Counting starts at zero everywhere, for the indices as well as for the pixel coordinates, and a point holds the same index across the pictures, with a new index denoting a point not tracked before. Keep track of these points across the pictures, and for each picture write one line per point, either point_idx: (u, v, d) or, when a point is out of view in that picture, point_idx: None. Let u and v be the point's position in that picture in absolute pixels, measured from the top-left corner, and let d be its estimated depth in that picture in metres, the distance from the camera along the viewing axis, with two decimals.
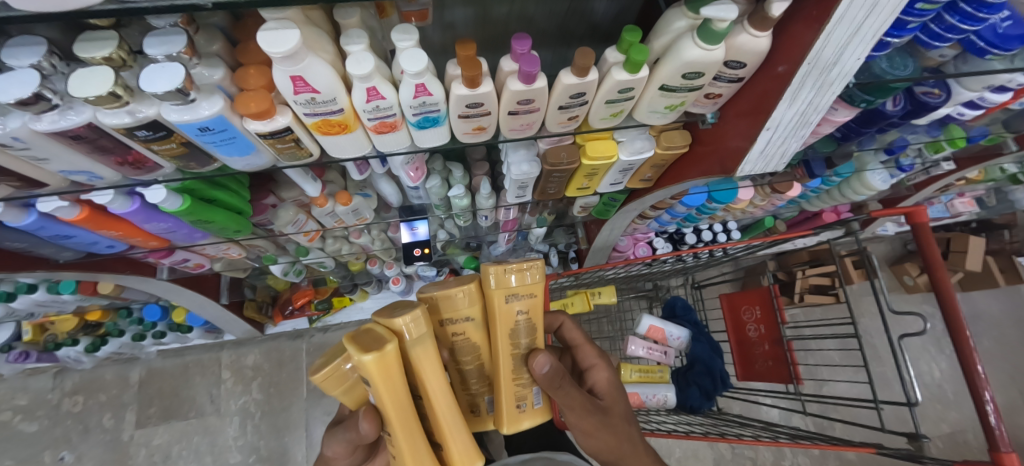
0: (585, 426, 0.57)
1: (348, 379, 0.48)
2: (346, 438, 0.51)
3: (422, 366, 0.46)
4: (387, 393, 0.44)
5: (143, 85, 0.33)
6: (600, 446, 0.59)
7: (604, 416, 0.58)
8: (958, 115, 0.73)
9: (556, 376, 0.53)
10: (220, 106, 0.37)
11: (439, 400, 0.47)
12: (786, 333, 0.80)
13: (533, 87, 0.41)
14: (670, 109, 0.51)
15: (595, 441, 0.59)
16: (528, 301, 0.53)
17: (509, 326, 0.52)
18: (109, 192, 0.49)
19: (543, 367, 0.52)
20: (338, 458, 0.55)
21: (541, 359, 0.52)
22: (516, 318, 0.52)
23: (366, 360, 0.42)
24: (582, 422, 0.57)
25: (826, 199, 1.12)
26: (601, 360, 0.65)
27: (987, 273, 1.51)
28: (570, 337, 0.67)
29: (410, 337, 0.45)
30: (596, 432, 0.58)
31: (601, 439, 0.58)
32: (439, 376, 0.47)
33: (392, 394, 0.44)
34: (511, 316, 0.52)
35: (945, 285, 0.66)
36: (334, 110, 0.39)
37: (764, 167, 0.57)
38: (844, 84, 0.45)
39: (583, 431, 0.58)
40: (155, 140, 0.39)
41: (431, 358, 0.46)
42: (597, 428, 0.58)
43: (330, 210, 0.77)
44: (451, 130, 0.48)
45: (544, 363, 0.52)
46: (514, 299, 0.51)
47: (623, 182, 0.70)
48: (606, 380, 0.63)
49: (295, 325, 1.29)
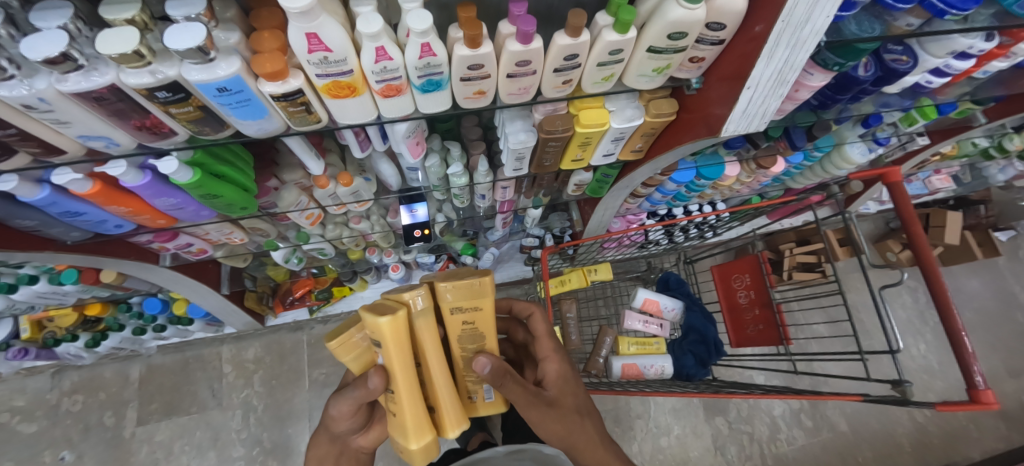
0: (533, 417, 0.58)
1: (357, 346, 0.50)
2: (354, 396, 0.51)
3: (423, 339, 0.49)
4: (396, 357, 0.47)
5: (167, 43, 0.35)
6: (553, 435, 0.60)
7: (550, 409, 0.59)
8: (926, 84, 0.78)
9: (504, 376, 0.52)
10: (237, 66, 0.39)
11: (434, 372, 0.50)
12: (774, 295, 0.84)
13: (530, 47, 0.44)
14: (658, 72, 0.54)
15: (547, 430, 0.59)
16: (473, 313, 0.53)
17: (463, 330, 0.53)
18: (121, 162, 0.51)
19: (483, 369, 0.51)
20: (339, 421, 0.56)
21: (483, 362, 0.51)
22: (464, 326, 0.53)
23: (380, 323, 0.45)
24: (528, 415, 0.58)
25: (810, 176, 1.18)
26: (554, 353, 0.64)
27: (966, 247, 1.57)
28: (535, 329, 0.66)
29: (414, 312, 0.48)
30: (547, 423, 0.59)
31: (550, 428, 0.59)
32: (437, 350, 0.50)
33: (400, 356, 0.47)
34: (458, 325, 0.52)
35: (919, 237, 0.70)
36: (344, 71, 0.42)
37: (747, 126, 0.60)
38: (816, 42, 0.48)
39: (531, 421, 0.58)
40: (173, 103, 0.41)
41: (431, 332, 0.49)
42: (548, 419, 0.59)
43: (332, 191, 0.79)
44: (453, 95, 0.51)
45: (484, 364, 0.51)
46: (458, 311, 0.52)
47: (615, 153, 0.73)
48: (557, 371, 0.63)
49: (296, 316, 1.29)
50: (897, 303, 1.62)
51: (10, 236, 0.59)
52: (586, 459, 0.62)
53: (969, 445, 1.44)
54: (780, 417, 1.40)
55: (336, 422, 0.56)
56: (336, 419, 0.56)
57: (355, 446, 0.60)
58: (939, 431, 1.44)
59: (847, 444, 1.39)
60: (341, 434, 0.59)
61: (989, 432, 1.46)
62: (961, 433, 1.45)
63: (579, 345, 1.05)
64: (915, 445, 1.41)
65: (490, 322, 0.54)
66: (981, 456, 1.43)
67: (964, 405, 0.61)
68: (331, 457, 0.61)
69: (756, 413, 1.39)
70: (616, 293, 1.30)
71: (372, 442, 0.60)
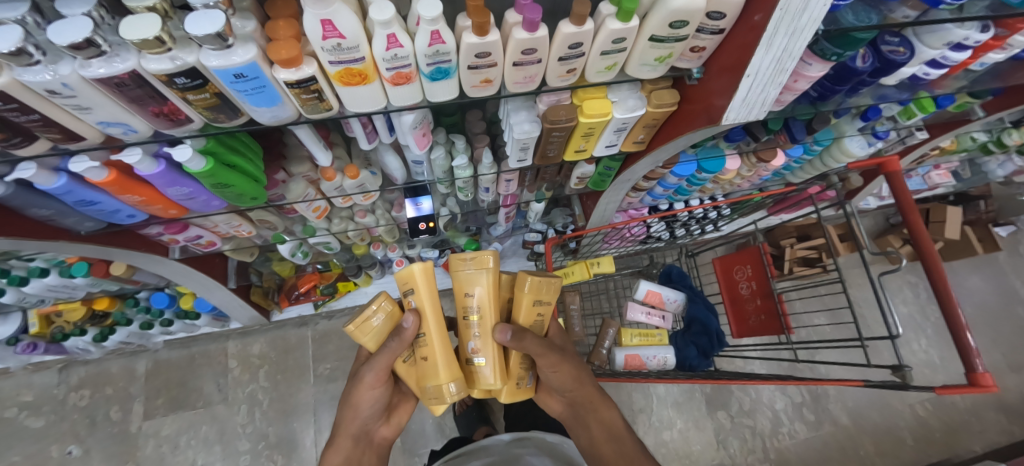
0: (548, 363, 0.60)
1: (371, 326, 0.57)
2: (391, 350, 0.55)
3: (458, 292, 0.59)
4: (428, 302, 0.57)
5: (187, 29, 0.37)
6: (560, 381, 0.62)
7: (561, 353, 0.62)
8: (924, 76, 0.79)
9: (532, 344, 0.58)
10: (253, 53, 0.40)
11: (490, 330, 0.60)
12: (776, 286, 0.85)
13: (536, 35, 0.46)
14: (660, 61, 0.55)
15: (557, 375, 0.61)
16: (547, 306, 0.62)
17: (535, 322, 0.61)
18: (137, 150, 0.53)
19: (504, 336, 0.57)
20: (369, 391, 0.59)
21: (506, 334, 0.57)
22: (538, 317, 0.61)
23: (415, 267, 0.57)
24: (546, 361, 0.59)
25: (810, 170, 1.19)
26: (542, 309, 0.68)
27: (966, 242, 1.58)
28: None
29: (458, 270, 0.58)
30: (560, 367, 0.61)
31: (559, 374, 0.61)
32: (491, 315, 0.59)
33: (429, 300, 0.57)
34: (534, 314, 0.61)
35: (917, 224, 0.71)
36: (357, 58, 0.43)
37: (747, 115, 0.61)
38: (814, 30, 0.49)
39: (549, 367, 0.60)
40: (191, 89, 0.43)
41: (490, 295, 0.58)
42: (561, 362, 0.61)
43: (338, 183, 0.80)
44: (460, 83, 0.52)
45: (505, 331, 0.57)
46: (540, 303, 0.60)
47: (618, 145, 0.75)
48: (553, 324, 0.67)
49: (301, 311, 1.30)
50: (898, 298, 1.63)
51: (26, 226, 0.60)
52: (595, 414, 0.64)
53: (971, 439, 1.44)
54: (782, 411, 1.41)
55: (365, 392, 0.59)
56: (365, 388, 0.58)
57: (378, 438, 0.64)
58: (940, 424, 1.44)
59: (849, 437, 1.40)
60: (367, 423, 0.61)
61: (990, 425, 1.46)
62: (962, 426, 1.45)
63: (582, 338, 1.07)
64: (917, 438, 1.42)
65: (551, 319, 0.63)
66: (983, 450, 1.43)
67: (964, 389, 0.62)
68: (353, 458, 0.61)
69: (758, 407, 1.40)
70: (618, 288, 1.30)
71: (393, 432, 0.65)
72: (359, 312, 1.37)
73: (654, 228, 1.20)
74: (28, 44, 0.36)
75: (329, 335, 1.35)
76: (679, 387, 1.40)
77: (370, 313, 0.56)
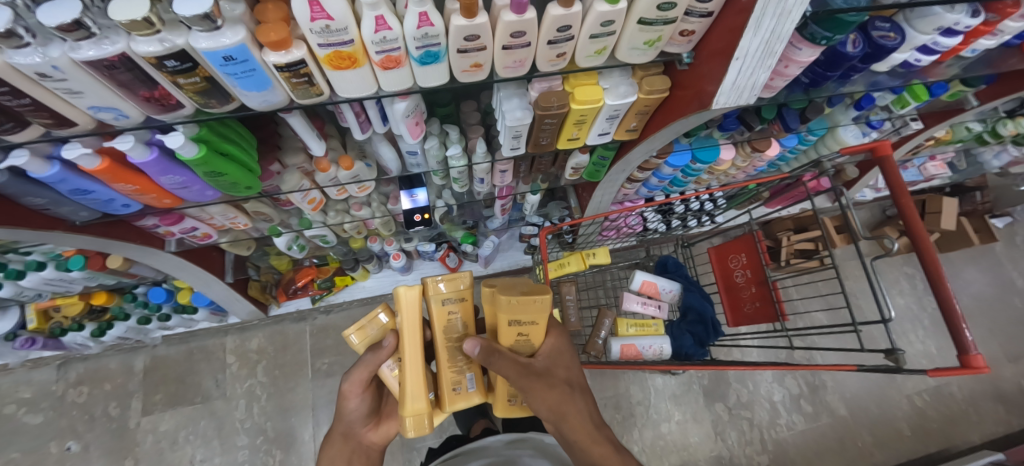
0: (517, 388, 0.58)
1: (367, 333, 0.61)
2: (367, 363, 0.58)
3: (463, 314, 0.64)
4: (408, 324, 0.58)
5: (176, 9, 0.37)
6: (539, 407, 0.59)
7: (542, 379, 0.59)
8: (915, 62, 0.79)
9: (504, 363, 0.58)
10: (242, 35, 0.41)
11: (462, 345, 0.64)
12: (770, 274, 0.85)
13: (524, 17, 0.46)
14: (649, 45, 0.55)
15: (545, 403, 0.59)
16: (532, 327, 0.61)
17: (515, 342, 0.61)
18: (129, 136, 0.53)
19: (472, 349, 0.58)
20: (348, 400, 0.61)
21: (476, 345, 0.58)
22: (518, 337, 0.61)
23: (400, 289, 0.57)
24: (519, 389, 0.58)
25: (804, 160, 1.20)
26: (552, 327, 0.66)
27: (962, 233, 1.58)
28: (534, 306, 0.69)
29: (428, 294, 0.61)
30: (538, 391, 0.58)
31: (549, 400, 0.59)
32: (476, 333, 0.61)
33: (409, 325, 0.58)
34: (513, 335, 0.60)
35: (910, 208, 0.71)
36: (345, 41, 0.43)
37: (737, 99, 0.61)
38: (802, 11, 0.49)
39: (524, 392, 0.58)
40: (181, 72, 0.43)
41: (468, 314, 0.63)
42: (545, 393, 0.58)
43: (333, 175, 0.80)
44: (450, 67, 0.52)
45: (474, 344, 0.58)
46: (516, 323, 0.60)
47: (611, 133, 0.75)
48: (551, 345, 0.64)
49: (298, 305, 1.30)
50: (895, 289, 1.63)
51: (21, 215, 0.61)
52: (583, 453, 0.58)
53: (969, 429, 1.44)
54: (779, 402, 1.41)
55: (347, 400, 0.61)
56: (345, 397, 0.60)
57: (368, 443, 0.61)
58: (938, 415, 1.45)
59: (846, 428, 1.40)
60: (352, 425, 0.61)
61: (988, 415, 1.47)
62: (960, 417, 1.45)
63: (578, 329, 1.07)
64: (915, 429, 1.42)
65: (542, 338, 0.62)
66: (981, 440, 1.43)
67: (957, 370, 0.62)
68: (343, 458, 0.59)
69: (756, 399, 1.40)
70: (614, 281, 1.31)
71: (383, 439, 0.62)
72: (356, 306, 1.37)
73: (650, 220, 1.19)
74: (18, 26, 0.36)
75: (327, 329, 1.35)
76: (678, 380, 1.40)
77: (365, 322, 0.61)
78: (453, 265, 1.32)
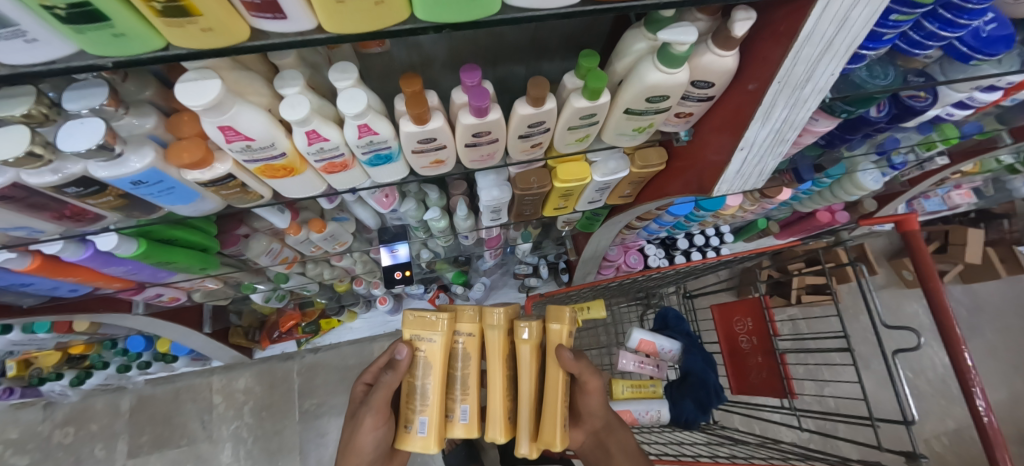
0: (591, 385, 0.67)
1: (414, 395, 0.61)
2: (388, 381, 0.61)
3: (495, 350, 0.65)
4: (472, 344, 0.64)
5: (61, 144, 0.32)
6: (594, 403, 0.68)
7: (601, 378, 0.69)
8: (947, 115, 0.71)
9: (582, 364, 0.64)
10: (151, 159, 0.35)
11: (493, 379, 0.65)
12: (778, 344, 0.79)
13: (485, 120, 0.39)
14: (639, 131, 0.48)
15: (588, 401, 0.68)
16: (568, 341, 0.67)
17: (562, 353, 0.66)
18: (57, 242, 0.48)
19: (567, 354, 0.63)
20: (369, 433, 0.62)
21: (566, 353, 0.63)
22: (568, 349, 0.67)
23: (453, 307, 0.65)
24: (593, 382, 0.66)
25: (818, 200, 1.11)
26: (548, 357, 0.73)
27: (987, 265, 1.47)
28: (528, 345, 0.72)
29: (491, 325, 0.65)
30: (594, 392, 0.67)
31: (596, 399, 0.68)
32: (533, 352, 0.65)
33: (472, 347, 0.64)
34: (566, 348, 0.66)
35: (939, 296, 0.63)
36: (275, 155, 0.37)
37: (742, 185, 0.55)
38: (818, 100, 0.43)
39: (590, 389, 0.67)
40: (89, 195, 0.37)
41: (499, 347, 0.65)
42: (597, 385, 0.67)
43: (304, 238, 0.75)
44: (409, 164, 0.46)
45: (569, 351, 0.63)
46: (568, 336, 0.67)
47: (602, 200, 0.68)
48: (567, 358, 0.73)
49: (283, 348, 1.26)
50: None
51: None
52: (615, 440, 0.68)
53: None
54: None
55: (365, 435, 0.62)
56: (366, 430, 0.62)
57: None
58: (957, 461, 1.36)
59: None
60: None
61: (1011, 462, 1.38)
62: None
63: None
64: None
65: None
66: None
67: None
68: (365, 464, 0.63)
69: None
70: (615, 323, 1.21)
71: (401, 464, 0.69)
72: (344, 345, 1.32)
73: (651, 255, 1.19)
74: None
75: (315, 369, 1.30)
76: None
77: (419, 375, 0.61)
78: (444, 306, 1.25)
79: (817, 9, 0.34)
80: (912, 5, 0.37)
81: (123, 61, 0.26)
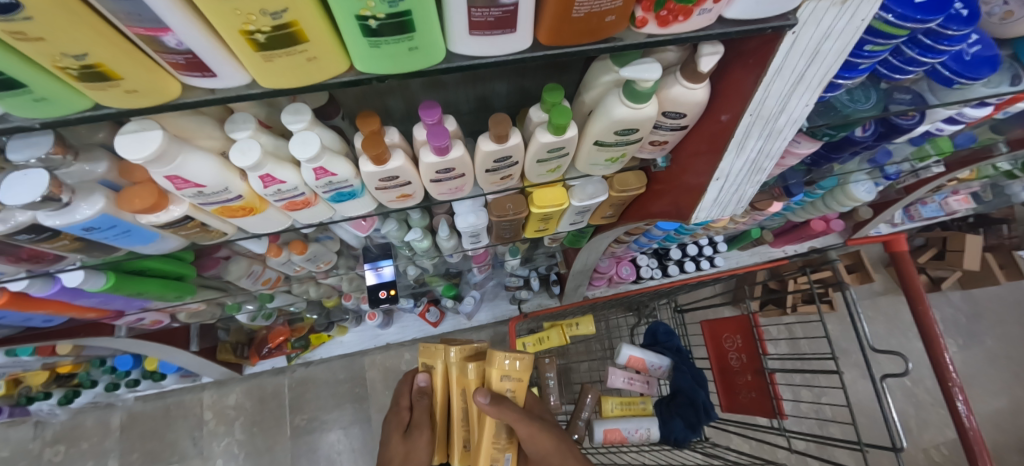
0: (525, 433, 0.58)
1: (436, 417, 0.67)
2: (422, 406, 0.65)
3: (456, 381, 0.64)
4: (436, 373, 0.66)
5: (3, 198, 0.31)
6: (540, 450, 0.59)
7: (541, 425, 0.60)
8: (937, 130, 0.69)
9: (506, 413, 0.57)
10: (102, 205, 0.35)
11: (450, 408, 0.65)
12: (767, 363, 0.77)
13: (448, 158, 0.38)
14: (613, 160, 0.47)
15: (532, 450, 0.60)
16: (516, 383, 0.61)
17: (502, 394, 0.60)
18: (23, 279, 0.47)
19: (482, 401, 0.57)
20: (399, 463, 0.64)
21: (484, 400, 0.57)
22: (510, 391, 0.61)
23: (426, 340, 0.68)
24: (525, 430, 0.58)
25: (812, 210, 1.10)
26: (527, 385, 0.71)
27: (985, 271, 1.45)
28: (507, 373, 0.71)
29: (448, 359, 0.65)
30: (538, 438, 0.59)
31: (539, 447, 0.59)
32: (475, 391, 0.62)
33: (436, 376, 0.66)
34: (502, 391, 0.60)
35: (920, 300, 0.67)
36: (231, 198, 0.36)
37: (721, 212, 0.54)
38: (794, 130, 0.42)
39: (528, 437, 0.59)
40: (43, 240, 0.37)
41: (453, 381, 0.64)
42: (538, 432, 0.59)
43: (285, 259, 0.73)
44: (375, 199, 0.45)
45: (484, 396, 0.57)
46: (507, 378, 0.60)
47: (584, 221, 0.67)
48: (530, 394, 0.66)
49: (274, 363, 1.24)
50: None
51: None
52: None
53: None
54: None
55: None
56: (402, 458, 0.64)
57: None
58: None
59: None
60: None
61: None
62: None
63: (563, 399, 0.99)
64: None
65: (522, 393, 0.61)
66: None
67: None
68: None
69: None
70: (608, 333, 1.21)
71: None
72: (335, 359, 1.31)
73: (644, 266, 1.18)
74: None
75: (306, 384, 1.29)
76: None
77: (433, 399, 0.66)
78: (434, 320, 1.23)
79: (784, 44, 0.33)
80: (887, 37, 0.36)
81: (51, 121, 0.26)
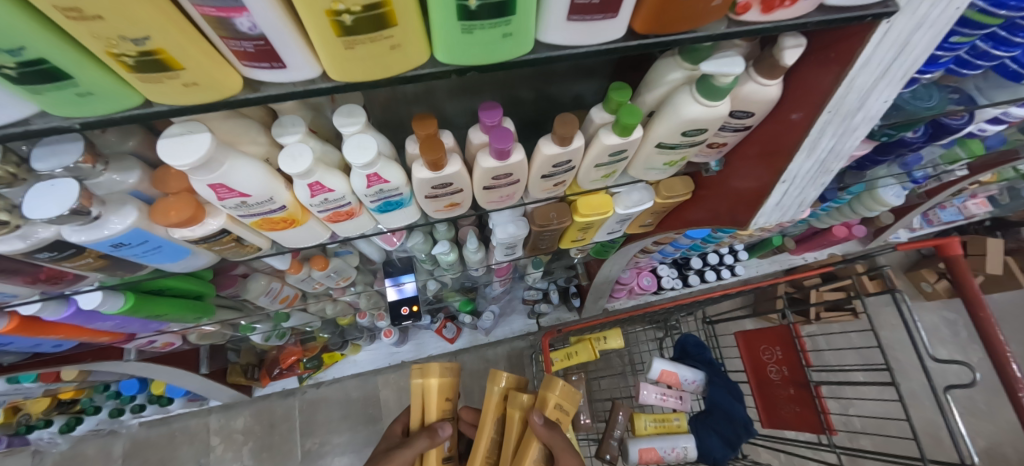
0: None
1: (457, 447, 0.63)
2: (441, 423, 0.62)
3: (490, 406, 0.61)
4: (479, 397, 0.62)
5: (26, 211, 0.27)
6: None
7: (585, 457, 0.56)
8: (978, 131, 0.67)
9: (557, 440, 0.54)
10: (134, 219, 0.32)
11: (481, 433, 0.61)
12: (812, 376, 0.74)
13: (507, 162, 0.36)
14: (670, 164, 0.45)
15: None
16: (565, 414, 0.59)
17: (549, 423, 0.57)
18: (36, 302, 0.43)
19: (536, 420, 0.54)
20: None
21: (539, 421, 0.54)
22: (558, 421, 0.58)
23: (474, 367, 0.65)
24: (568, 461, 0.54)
25: (837, 216, 1.08)
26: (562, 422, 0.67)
27: (1008, 275, 1.43)
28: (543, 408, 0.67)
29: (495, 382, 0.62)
30: None
31: None
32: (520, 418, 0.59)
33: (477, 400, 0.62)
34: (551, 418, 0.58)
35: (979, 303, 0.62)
36: (274, 209, 0.33)
37: (781, 216, 0.51)
38: (868, 128, 0.39)
39: None
40: (65, 259, 0.33)
41: (495, 404, 0.60)
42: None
43: (306, 276, 0.70)
44: (421, 208, 0.42)
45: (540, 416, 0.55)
46: (559, 407, 0.58)
47: (621, 230, 0.64)
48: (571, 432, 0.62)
49: (285, 385, 1.18)
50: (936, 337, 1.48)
51: None
52: None
53: None
54: None
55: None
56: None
57: None
58: None
59: None
60: None
61: None
62: None
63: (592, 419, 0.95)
64: None
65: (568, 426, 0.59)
66: None
67: None
68: None
69: None
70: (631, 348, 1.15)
71: None
72: (347, 379, 1.26)
73: (664, 276, 1.15)
74: None
75: (317, 406, 1.24)
76: None
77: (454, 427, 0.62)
78: (451, 337, 1.19)
79: (877, 33, 0.30)
80: (976, 26, 0.34)
81: (95, 119, 0.24)
